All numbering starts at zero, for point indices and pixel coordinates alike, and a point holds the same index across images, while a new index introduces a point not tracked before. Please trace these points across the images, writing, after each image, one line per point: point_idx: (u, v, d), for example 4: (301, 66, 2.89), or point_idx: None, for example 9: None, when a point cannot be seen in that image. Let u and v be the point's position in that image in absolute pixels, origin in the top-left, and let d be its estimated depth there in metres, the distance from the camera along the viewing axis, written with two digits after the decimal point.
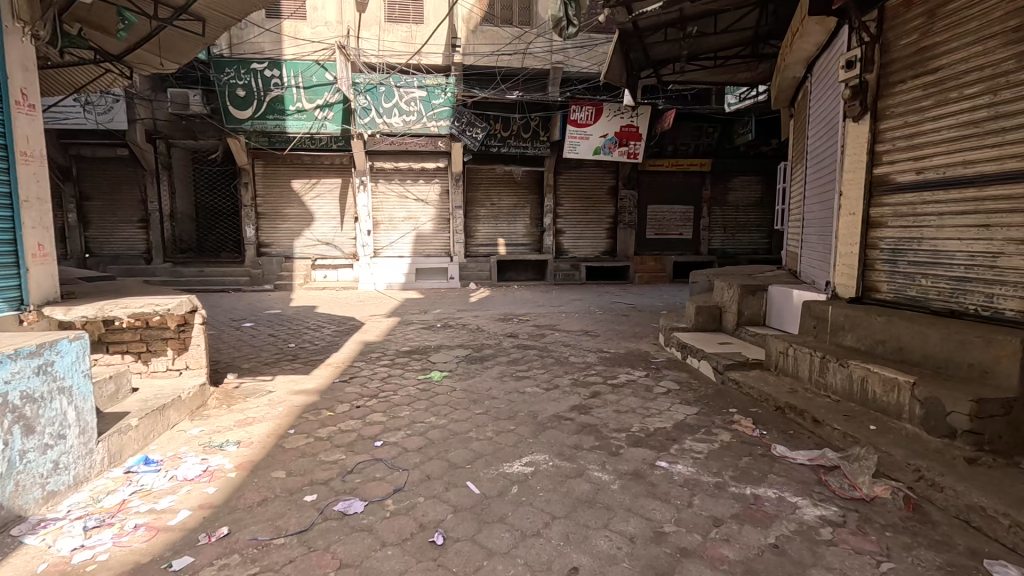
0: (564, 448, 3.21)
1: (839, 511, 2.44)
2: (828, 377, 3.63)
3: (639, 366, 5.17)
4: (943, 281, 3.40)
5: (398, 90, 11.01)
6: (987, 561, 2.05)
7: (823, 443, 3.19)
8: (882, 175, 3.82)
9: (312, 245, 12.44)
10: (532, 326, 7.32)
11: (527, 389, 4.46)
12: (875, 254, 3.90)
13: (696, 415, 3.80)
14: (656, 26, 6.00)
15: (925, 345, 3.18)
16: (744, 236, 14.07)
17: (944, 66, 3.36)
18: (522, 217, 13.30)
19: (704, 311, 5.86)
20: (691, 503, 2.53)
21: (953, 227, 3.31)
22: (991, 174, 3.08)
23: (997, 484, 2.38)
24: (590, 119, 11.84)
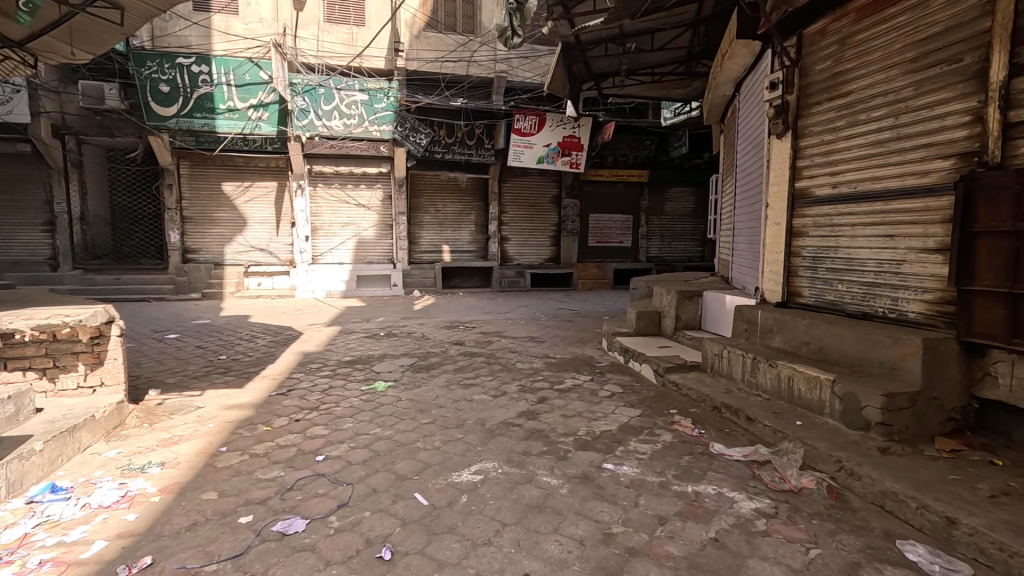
0: (513, 455, 3.21)
1: (772, 503, 2.59)
2: (759, 377, 3.87)
3: (584, 371, 5.28)
4: (856, 286, 3.70)
5: (338, 93, 10.64)
6: (899, 541, 2.25)
7: (755, 440, 3.38)
8: (803, 188, 4.15)
9: (244, 252, 11.78)
10: (478, 333, 7.30)
11: (474, 396, 4.43)
12: (798, 261, 4.22)
13: (640, 416, 3.92)
14: (597, 41, 6.19)
15: (842, 345, 3.45)
16: (679, 244, 14.76)
17: (854, 91, 3.68)
18: (467, 224, 13.27)
19: (644, 316, 6.08)
20: (637, 503, 2.60)
21: (864, 237, 3.62)
22: (895, 190, 3.39)
23: (905, 470, 2.62)
24: (534, 128, 12.07)
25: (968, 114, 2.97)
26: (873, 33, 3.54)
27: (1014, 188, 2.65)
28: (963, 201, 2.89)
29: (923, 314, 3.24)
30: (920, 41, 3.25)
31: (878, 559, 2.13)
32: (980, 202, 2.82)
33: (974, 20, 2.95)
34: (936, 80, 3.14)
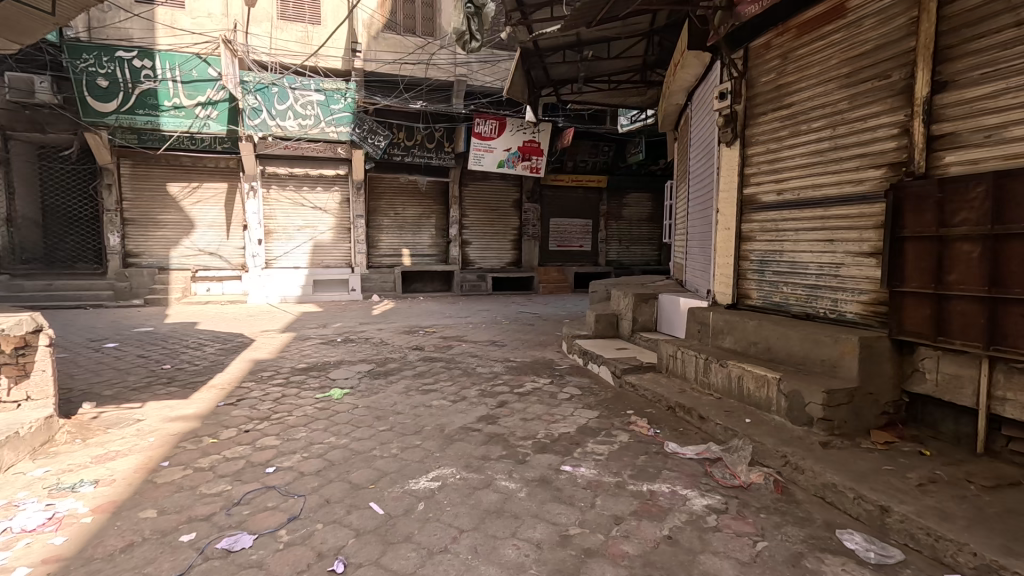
0: (471, 460, 3.18)
1: (722, 499, 2.68)
2: (711, 376, 4.00)
3: (544, 374, 5.31)
4: (800, 288, 3.88)
5: (292, 92, 10.36)
6: (838, 531, 2.36)
7: (708, 438, 3.48)
8: (750, 195, 4.34)
9: (192, 255, 11.25)
10: (438, 338, 7.22)
11: (433, 402, 4.37)
12: (747, 264, 4.39)
13: (598, 418, 3.97)
14: (555, 47, 6.27)
15: (787, 345, 3.61)
16: (637, 248, 15.09)
17: (796, 103, 3.88)
18: (427, 228, 13.14)
19: (603, 318, 6.18)
20: (594, 504, 2.63)
21: (806, 242, 3.81)
22: (834, 197, 3.58)
23: (845, 463, 2.76)
24: (494, 132, 12.10)
25: (896, 126, 3.17)
26: (812, 49, 3.75)
27: (936, 196, 2.85)
28: (893, 208, 3.08)
29: (860, 314, 3.43)
30: (853, 57, 3.45)
31: (819, 548, 2.24)
32: (908, 209, 3.01)
33: (900, 39, 3.16)
34: (868, 95, 3.34)
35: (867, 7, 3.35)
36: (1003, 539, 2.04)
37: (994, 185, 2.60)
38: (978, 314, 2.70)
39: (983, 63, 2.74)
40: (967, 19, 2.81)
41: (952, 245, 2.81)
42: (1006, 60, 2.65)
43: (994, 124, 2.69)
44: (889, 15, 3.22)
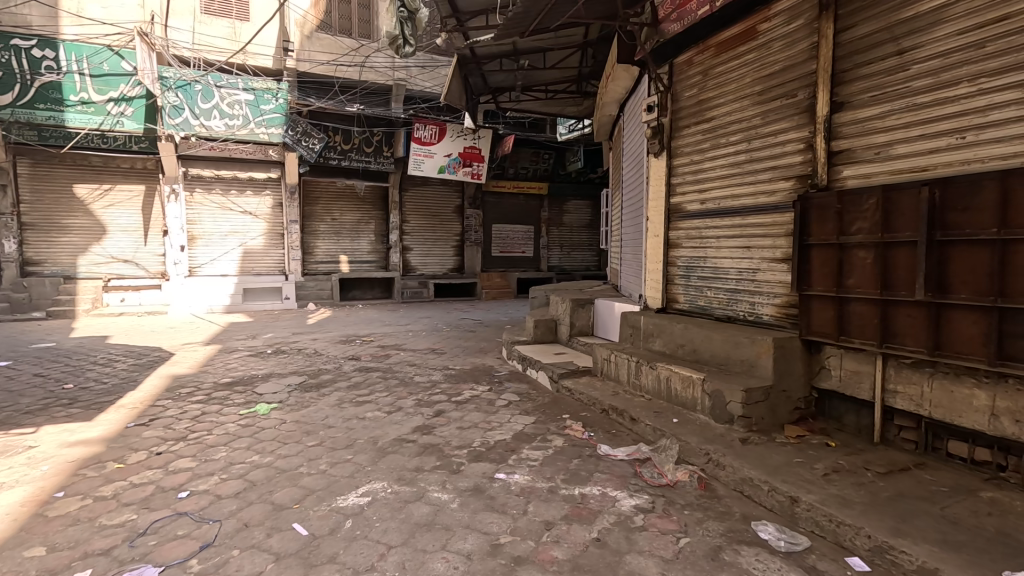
0: (404, 473, 3.11)
1: (649, 498, 2.76)
2: (642, 379, 4.13)
3: (482, 381, 5.28)
4: (721, 292, 4.10)
5: (218, 90, 9.83)
6: (754, 523, 2.49)
7: (638, 439, 3.59)
8: (677, 204, 4.55)
9: (103, 263, 10.34)
10: (375, 347, 7.03)
11: (367, 414, 4.23)
12: (675, 270, 4.60)
13: (534, 423, 4.00)
14: (492, 55, 6.32)
15: (710, 346, 3.79)
16: (578, 254, 15.40)
17: (715, 117, 4.11)
18: (366, 233, 12.82)
19: (541, 324, 6.26)
20: (526, 510, 2.64)
21: (726, 249, 4.03)
22: (750, 206, 3.81)
23: (761, 457, 2.92)
24: (434, 137, 12.01)
25: (802, 142, 3.42)
26: (729, 67, 3.98)
27: (836, 207, 3.10)
28: (800, 217, 3.33)
29: (775, 316, 3.66)
30: (765, 77, 3.69)
31: (737, 540, 2.35)
32: (813, 218, 3.26)
33: (803, 62, 3.41)
34: (778, 111, 3.59)
35: (775, 30, 3.61)
36: (894, 521, 2.22)
37: (883, 198, 2.85)
38: (873, 314, 2.95)
39: (872, 87, 3.00)
40: (858, 46, 3.08)
41: (850, 253, 3.06)
42: (891, 84, 2.92)
43: (882, 143, 2.96)
44: (794, 39, 3.47)
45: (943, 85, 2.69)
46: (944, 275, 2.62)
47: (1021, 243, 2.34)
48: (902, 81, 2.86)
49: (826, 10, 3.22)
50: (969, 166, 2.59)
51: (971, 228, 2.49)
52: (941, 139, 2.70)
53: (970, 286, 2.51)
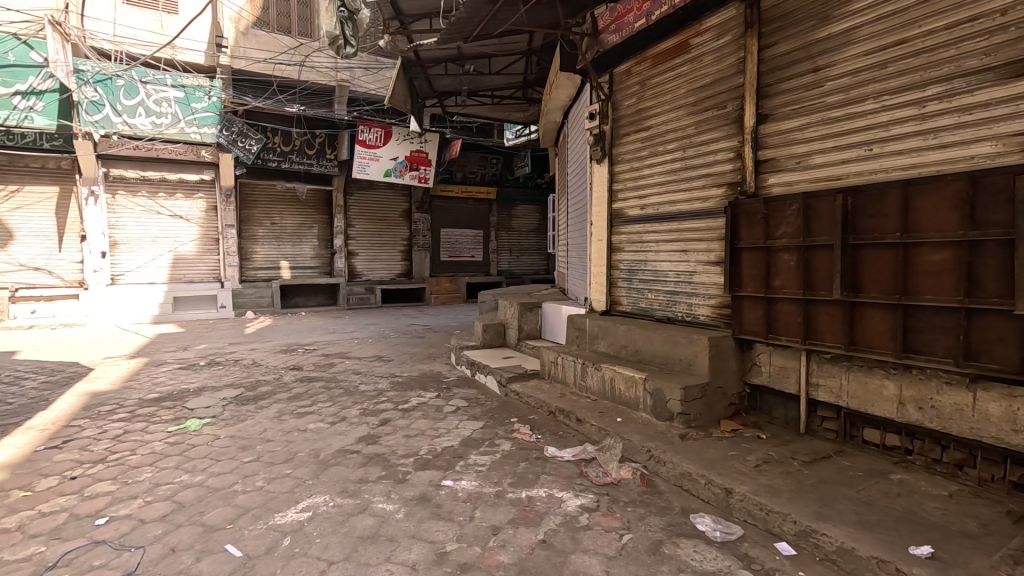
0: (348, 485, 3.02)
1: (594, 497, 2.81)
2: (588, 380, 4.22)
3: (430, 388, 5.21)
4: (661, 294, 4.26)
5: (143, 86, 9.25)
6: (693, 516, 2.59)
7: (584, 439, 3.66)
8: (619, 210, 4.69)
9: (10, 271, 9.42)
10: (319, 356, 6.80)
11: (309, 426, 4.07)
12: (618, 273, 4.73)
13: (482, 428, 3.99)
14: (437, 59, 6.28)
15: (651, 347, 3.92)
16: (527, 258, 15.50)
17: (653, 125, 4.27)
18: (309, 238, 12.40)
19: (490, 328, 6.26)
20: (473, 516, 2.63)
21: (665, 252, 4.19)
22: (686, 212, 3.98)
23: (699, 452, 3.05)
24: (380, 140, 11.74)
25: (732, 151, 3.61)
26: (665, 78, 4.15)
27: (763, 213, 3.30)
28: (731, 222, 3.51)
29: (710, 316, 3.83)
30: (697, 88, 3.88)
31: (677, 533, 2.44)
32: (743, 223, 3.45)
33: (732, 75, 3.61)
34: (710, 122, 3.77)
35: (706, 45, 3.80)
36: (816, 506, 2.38)
37: (803, 204, 3.06)
38: (797, 313, 3.15)
39: (793, 101, 3.22)
40: (779, 62, 3.29)
41: (776, 256, 3.26)
42: (809, 99, 3.13)
43: (802, 153, 3.17)
44: (723, 53, 3.67)
45: (853, 101, 2.92)
46: (856, 276, 2.85)
47: (920, 246, 2.57)
48: (818, 96, 3.08)
49: (751, 28, 3.43)
50: (877, 175, 2.82)
51: (879, 233, 2.71)
52: (852, 151, 2.92)
53: (879, 286, 2.74)
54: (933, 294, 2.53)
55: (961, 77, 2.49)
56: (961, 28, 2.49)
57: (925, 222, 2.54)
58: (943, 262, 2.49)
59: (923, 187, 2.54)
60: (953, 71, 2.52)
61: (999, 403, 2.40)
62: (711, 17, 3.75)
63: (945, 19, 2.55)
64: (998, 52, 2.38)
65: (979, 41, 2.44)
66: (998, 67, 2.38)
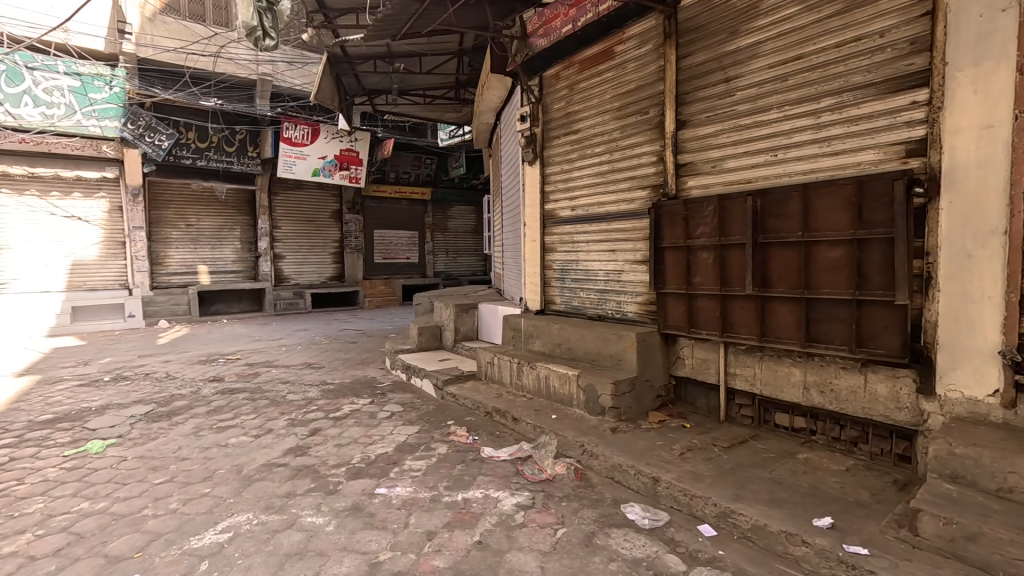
0: (273, 500, 2.86)
1: (529, 495, 2.85)
2: (523, 379, 4.27)
3: (363, 395, 5.05)
4: (592, 292, 4.38)
5: (29, 72, 8.25)
6: (624, 506, 2.69)
7: (520, 437, 3.70)
8: (551, 211, 4.79)
9: None
10: (243, 366, 6.40)
11: (230, 441, 3.82)
12: (551, 273, 4.82)
13: (418, 433, 3.93)
14: (366, 56, 6.10)
15: (583, 344, 4.03)
16: (464, 259, 15.40)
17: (582, 129, 4.39)
18: (230, 241, 11.66)
19: (425, 331, 6.16)
20: (407, 523, 2.58)
21: (595, 251, 4.32)
22: (614, 212, 4.12)
23: (629, 443, 3.17)
24: (307, 138, 11.20)
25: (655, 155, 3.78)
26: (592, 83, 4.28)
27: (683, 214, 3.48)
28: (655, 223, 3.68)
29: (637, 313, 3.99)
30: (622, 94, 4.02)
31: (608, 524, 2.52)
32: (665, 223, 3.63)
33: (653, 83, 3.79)
34: (634, 126, 3.93)
35: (629, 52, 3.96)
36: (734, 488, 2.54)
37: (718, 206, 3.26)
38: (715, 308, 3.36)
39: (707, 108, 3.43)
40: (695, 72, 3.49)
41: (696, 254, 3.45)
42: (721, 107, 3.35)
43: (716, 157, 3.38)
44: (645, 61, 3.84)
45: (759, 110, 3.15)
46: (766, 273, 3.07)
47: (819, 244, 2.81)
48: (729, 105, 3.30)
49: (670, 38, 3.62)
50: (781, 179, 3.05)
51: (783, 233, 2.95)
52: (760, 156, 3.15)
53: (785, 282, 2.98)
54: (831, 288, 2.78)
55: (849, 91, 2.76)
56: (849, 47, 2.76)
57: (822, 222, 2.78)
58: (837, 258, 2.75)
59: (820, 191, 2.79)
60: (843, 85, 2.78)
61: (886, 384, 2.67)
62: (633, 27, 3.92)
63: (835, 38, 2.81)
64: (878, 70, 2.65)
65: (863, 59, 2.70)
66: (879, 83, 2.64)
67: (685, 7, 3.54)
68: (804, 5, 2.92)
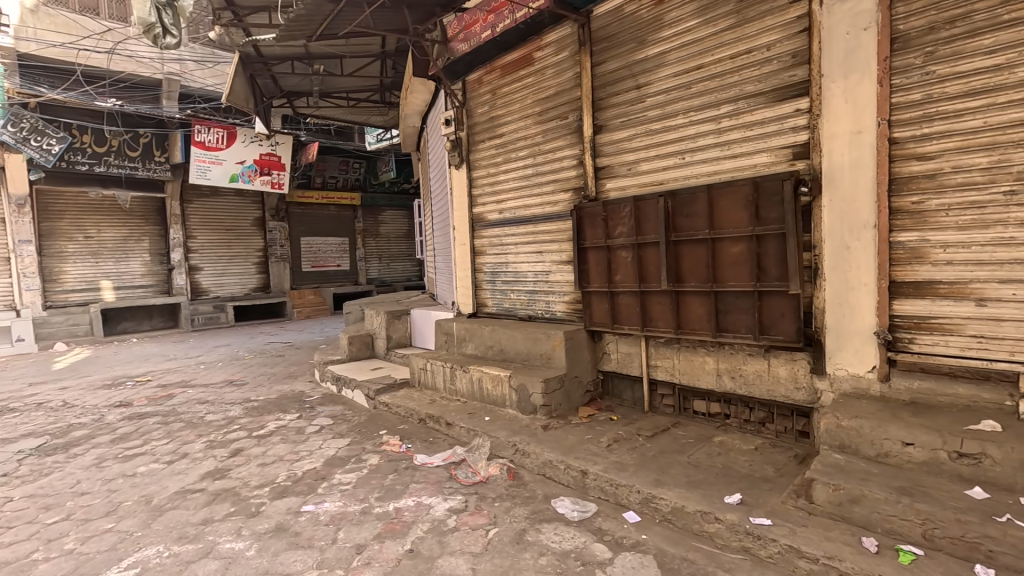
0: (187, 529, 2.68)
1: (462, 498, 2.85)
2: (457, 383, 4.26)
3: (290, 410, 4.83)
4: (522, 293, 4.45)
5: None
6: (555, 501, 2.75)
7: (454, 442, 3.69)
8: (479, 214, 4.82)
9: None
10: (156, 388, 5.92)
11: (139, 470, 3.52)
12: (482, 276, 4.85)
13: (349, 445, 3.82)
14: (282, 57, 5.86)
15: (514, 344, 4.08)
16: (398, 265, 15.09)
17: (506, 133, 4.46)
18: (137, 253, 10.77)
19: (356, 340, 5.99)
20: (335, 539, 2.50)
21: (524, 253, 4.39)
22: (540, 215, 4.21)
23: (560, 440, 3.24)
24: (222, 142, 10.52)
25: (575, 159, 3.91)
26: (512, 88, 4.36)
27: (603, 215, 3.62)
28: (578, 224, 3.80)
29: (566, 312, 4.10)
30: (542, 99, 4.13)
31: (539, 520, 2.57)
32: (587, 225, 3.75)
33: (571, 89, 3.91)
34: (555, 131, 4.04)
35: (547, 59, 4.06)
36: (656, 474, 2.68)
37: (634, 207, 3.43)
38: (635, 304, 3.52)
39: (621, 114, 3.59)
40: (609, 78, 3.65)
41: (615, 253, 3.59)
42: (633, 113, 3.52)
43: (631, 160, 3.55)
44: (562, 67, 3.96)
45: (668, 116, 3.34)
46: (678, 269, 3.26)
47: (723, 240, 3.02)
48: (641, 110, 3.48)
49: (584, 46, 3.75)
50: (689, 181, 3.26)
51: (692, 231, 3.14)
52: (669, 160, 3.34)
53: (695, 276, 3.17)
54: (735, 281, 3.00)
55: (743, 99, 2.99)
56: (742, 58, 2.99)
57: (725, 220, 3.00)
58: (739, 253, 2.97)
59: (722, 192, 3.00)
60: (737, 94, 3.01)
61: (786, 367, 2.93)
62: (550, 34, 4.02)
63: (730, 50, 3.03)
64: (766, 80, 2.90)
65: (754, 70, 2.94)
66: (768, 92, 2.89)
67: (597, 17, 3.69)
68: (702, 19, 3.14)
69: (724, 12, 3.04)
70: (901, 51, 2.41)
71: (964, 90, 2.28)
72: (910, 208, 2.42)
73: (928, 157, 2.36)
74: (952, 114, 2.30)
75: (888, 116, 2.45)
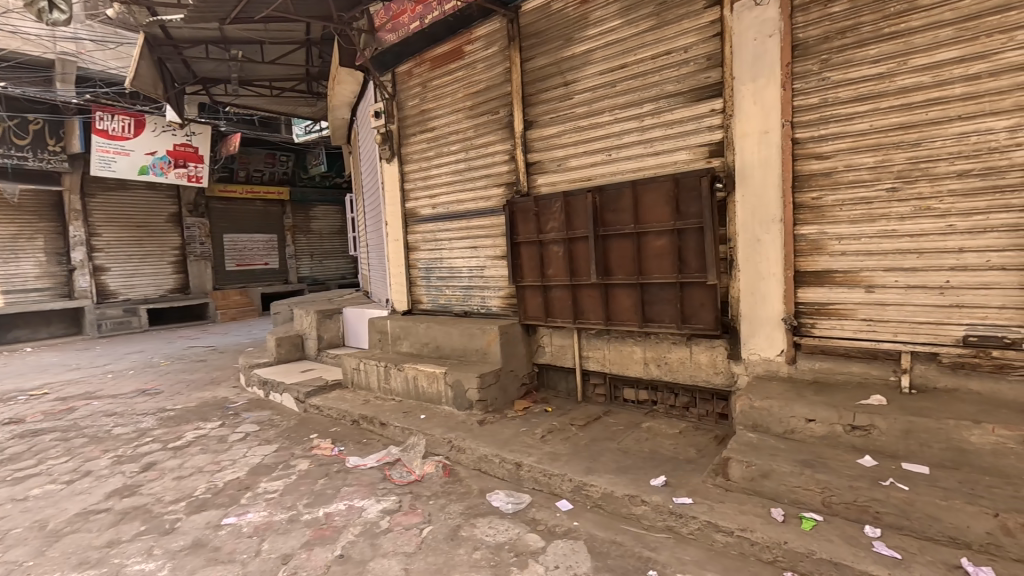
0: (90, 553, 2.45)
1: (396, 499, 2.79)
2: (391, 382, 4.17)
3: (212, 418, 4.54)
4: (457, 289, 4.42)
5: None
6: (490, 494, 2.76)
7: (389, 442, 3.61)
8: (412, 209, 4.73)
9: None
10: (54, 402, 5.36)
11: (31, 493, 3.18)
12: (416, 272, 4.77)
13: (275, 452, 3.64)
14: (194, 40, 5.46)
15: (449, 340, 4.05)
16: (332, 262, 14.50)
17: (437, 126, 4.40)
18: (30, 253, 9.71)
19: (285, 341, 5.71)
20: (259, 550, 2.38)
21: (458, 249, 4.35)
22: (473, 210, 4.19)
23: (495, 433, 3.26)
24: (128, 131, 9.71)
25: (506, 154, 3.92)
26: (443, 82, 4.31)
27: (535, 210, 3.66)
28: (510, 219, 3.82)
29: (501, 307, 4.12)
30: (473, 93, 4.10)
31: (473, 515, 2.56)
32: (519, 220, 3.78)
33: (500, 84, 3.91)
34: (486, 126, 4.03)
35: (477, 53, 4.04)
36: (587, 462, 2.75)
37: (564, 203, 3.49)
38: (567, 298, 3.59)
39: (550, 110, 3.64)
40: (538, 74, 3.68)
41: (547, 248, 3.65)
42: (562, 109, 3.58)
43: (561, 156, 3.61)
44: (492, 62, 3.95)
45: (594, 113, 3.42)
46: (607, 262, 3.36)
47: (648, 234, 3.14)
48: (569, 107, 3.54)
49: (513, 41, 3.77)
50: (615, 177, 3.36)
51: (619, 225, 3.25)
52: (597, 156, 3.42)
53: (623, 269, 3.28)
54: (659, 273, 3.13)
55: (664, 98, 3.11)
56: (662, 59, 3.11)
57: (649, 215, 3.12)
58: (662, 246, 3.10)
59: (646, 188, 3.12)
60: (658, 93, 3.14)
61: (706, 353, 3.10)
62: (479, 28, 4.00)
63: (651, 50, 3.14)
64: (685, 81, 3.04)
65: (673, 70, 3.07)
66: (686, 92, 3.03)
67: (525, 13, 3.72)
68: (625, 19, 3.24)
69: (646, 14, 3.15)
70: (801, 59, 2.61)
71: (854, 96, 2.48)
72: (811, 203, 2.62)
73: (825, 156, 2.57)
74: (844, 118, 2.51)
75: (790, 117, 2.64)
